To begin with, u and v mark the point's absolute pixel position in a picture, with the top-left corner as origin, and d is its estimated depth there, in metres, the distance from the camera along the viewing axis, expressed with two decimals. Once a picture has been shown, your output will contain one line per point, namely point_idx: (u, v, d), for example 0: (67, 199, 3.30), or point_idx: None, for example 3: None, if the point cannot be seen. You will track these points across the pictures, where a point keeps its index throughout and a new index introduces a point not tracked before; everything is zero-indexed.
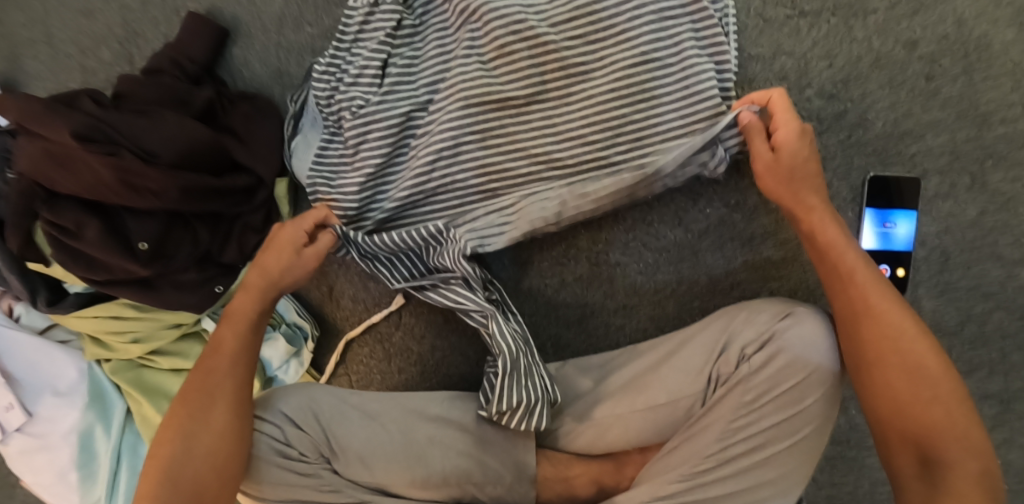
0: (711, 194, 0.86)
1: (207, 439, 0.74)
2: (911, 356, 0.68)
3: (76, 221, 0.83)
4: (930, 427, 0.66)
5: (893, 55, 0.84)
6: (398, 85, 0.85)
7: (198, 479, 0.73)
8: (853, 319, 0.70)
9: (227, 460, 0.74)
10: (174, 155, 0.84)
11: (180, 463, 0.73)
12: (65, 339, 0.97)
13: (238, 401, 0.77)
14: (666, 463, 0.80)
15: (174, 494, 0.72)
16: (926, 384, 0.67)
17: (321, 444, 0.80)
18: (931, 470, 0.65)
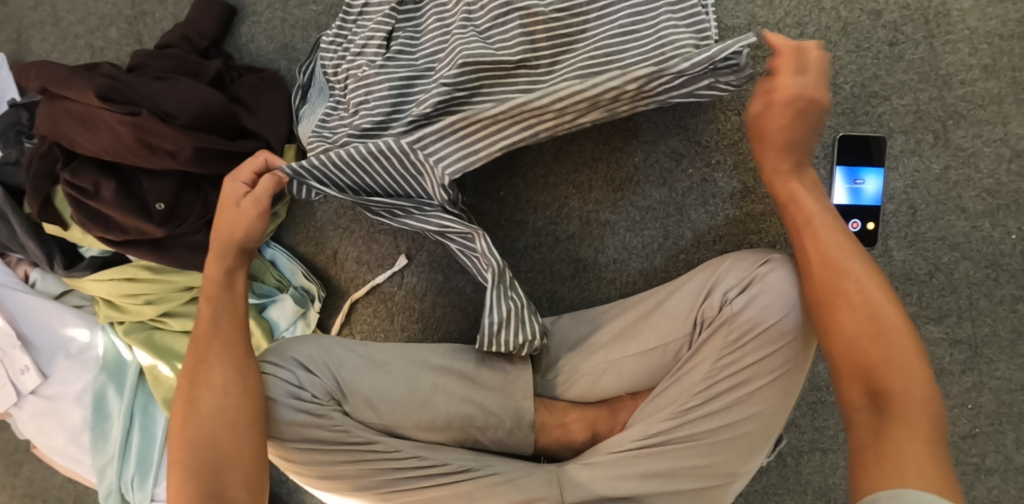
0: (694, 153, 0.92)
1: (212, 400, 0.78)
2: (861, 293, 0.69)
3: (95, 182, 0.88)
4: (877, 360, 0.66)
5: (859, 22, 0.91)
6: (399, 54, 0.92)
7: (214, 439, 0.76)
8: (813, 270, 0.71)
9: (236, 416, 0.77)
10: (189, 117, 0.88)
11: (191, 428, 0.77)
12: (79, 303, 1.00)
13: (231, 358, 0.80)
14: (658, 405, 0.84)
15: (196, 455, 0.76)
16: (884, 327, 0.67)
17: (330, 387, 0.84)
18: (878, 402, 0.65)
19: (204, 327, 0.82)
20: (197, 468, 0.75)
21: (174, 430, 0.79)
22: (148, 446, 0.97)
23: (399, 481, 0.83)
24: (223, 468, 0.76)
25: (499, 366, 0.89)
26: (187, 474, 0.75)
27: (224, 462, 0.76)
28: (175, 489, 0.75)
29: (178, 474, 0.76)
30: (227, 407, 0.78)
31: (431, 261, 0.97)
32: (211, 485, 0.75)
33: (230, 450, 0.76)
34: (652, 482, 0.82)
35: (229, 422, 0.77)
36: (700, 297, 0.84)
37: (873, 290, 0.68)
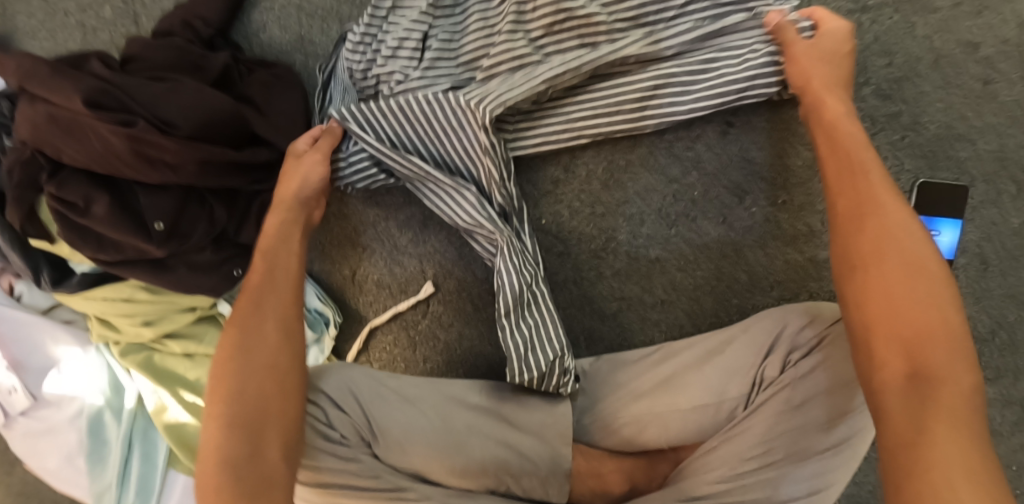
0: (758, 190, 0.84)
1: (255, 356, 0.68)
2: (909, 254, 0.60)
3: (84, 197, 0.76)
4: (920, 335, 0.57)
5: (951, 55, 0.82)
6: (438, 62, 0.82)
7: (259, 397, 0.67)
8: (857, 211, 0.64)
9: (283, 373, 0.68)
10: (193, 125, 0.76)
11: (237, 375, 0.68)
12: (68, 318, 0.91)
13: (280, 308, 0.72)
14: (706, 464, 0.79)
15: (233, 418, 0.66)
16: (924, 279, 0.59)
17: (361, 427, 0.80)
18: (919, 384, 0.56)
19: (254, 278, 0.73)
20: (235, 429, 0.65)
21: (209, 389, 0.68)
22: (149, 473, 0.91)
23: None
24: (261, 433, 0.65)
25: (540, 406, 0.83)
26: (229, 426, 0.65)
27: (263, 428, 0.66)
28: (207, 454, 0.65)
29: (216, 427, 0.66)
30: (275, 368, 0.68)
31: (461, 290, 0.88)
32: (248, 441, 0.65)
33: (273, 401, 0.67)
34: None
35: (272, 375, 0.68)
36: (761, 352, 0.80)
37: (915, 264, 0.60)
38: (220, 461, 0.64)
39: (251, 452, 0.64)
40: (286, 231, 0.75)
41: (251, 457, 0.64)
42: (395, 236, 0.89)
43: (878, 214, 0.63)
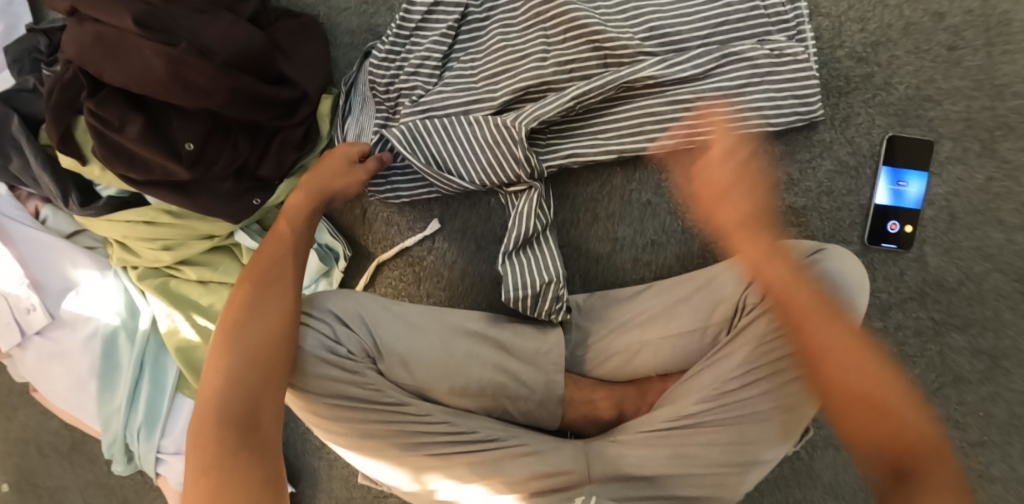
0: (743, 140, 0.90)
1: (259, 324, 0.74)
2: (865, 366, 0.71)
3: (120, 116, 0.82)
4: (878, 402, 0.69)
5: (920, 23, 0.90)
6: (455, 78, 0.90)
7: (261, 365, 0.72)
8: (798, 323, 0.74)
9: (286, 344, 0.74)
10: (228, 55, 0.82)
11: (245, 339, 0.73)
12: (90, 245, 0.96)
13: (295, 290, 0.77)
14: (691, 387, 0.84)
15: (237, 378, 0.72)
16: (888, 396, 0.70)
17: (366, 344, 0.81)
18: (906, 480, 0.66)
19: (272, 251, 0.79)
20: (237, 390, 0.71)
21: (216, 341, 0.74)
22: (157, 397, 0.94)
23: (425, 445, 0.81)
24: (261, 398, 0.72)
25: (532, 333, 0.88)
26: (230, 387, 0.71)
27: (263, 394, 0.72)
28: (207, 404, 0.72)
29: (216, 384, 0.72)
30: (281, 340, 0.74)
31: (464, 228, 0.94)
32: (249, 406, 0.71)
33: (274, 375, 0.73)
34: (681, 463, 0.82)
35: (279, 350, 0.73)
36: (744, 281, 0.84)
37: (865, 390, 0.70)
38: (218, 416, 0.71)
39: (247, 413, 0.71)
40: (305, 218, 0.81)
41: (247, 422, 0.71)
42: None
43: (822, 315, 0.74)
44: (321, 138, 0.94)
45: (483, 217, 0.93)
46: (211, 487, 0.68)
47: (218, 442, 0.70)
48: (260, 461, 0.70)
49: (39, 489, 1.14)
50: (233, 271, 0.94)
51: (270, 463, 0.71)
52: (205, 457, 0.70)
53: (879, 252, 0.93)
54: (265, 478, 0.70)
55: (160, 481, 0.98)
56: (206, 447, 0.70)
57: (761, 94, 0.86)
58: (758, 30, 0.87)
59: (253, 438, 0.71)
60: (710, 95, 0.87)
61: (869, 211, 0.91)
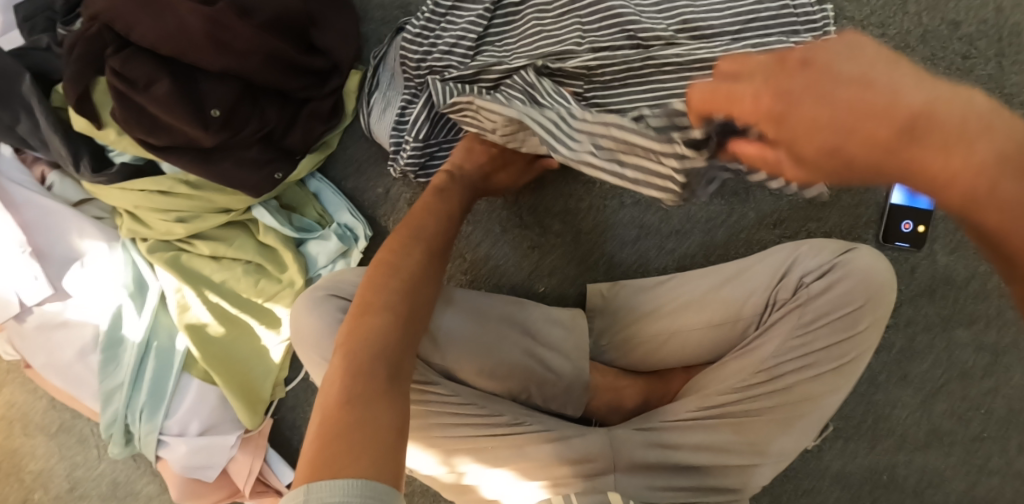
0: None
1: (412, 274, 0.72)
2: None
3: (147, 76, 0.79)
4: None
5: (937, 30, 0.93)
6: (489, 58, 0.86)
7: (410, 315, 0.70)
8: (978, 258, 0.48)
9: (428, 301, 0.72)
10: (266, 18, 0.81)
11: (409, 289, 0.71)
12: (97, 216, 0.92)
13: (440, 252, 0.76)
14: (716, 376, 0.85)
15: (390, 322, 0.68)
16: None
17: None
18: None
19: (434, 204, 0.79)
20: (390, 332, 0.68)
21: (370, 283, 0.71)
22: (163, 375, 0.91)
23: (451, 426, 0.78)
24: (408, 345, 0.68)
25: (560, 320, 0.88)
26: (391, 324, 0.68)
27: (410, 343, 0.69)
28: (355, 340, 0.67)
29: (376, 313, 0.68)
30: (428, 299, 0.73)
31: (491, 211, 0.94)
32: (399, 349, 0.67)
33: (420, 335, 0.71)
34: (705, 454, 0.81)
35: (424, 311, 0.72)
36: (775, 279, 0.86)
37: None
38: (372, 345, 0.66)
39: (394, 352, 0.67)
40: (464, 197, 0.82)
41: (399, 365, 0.66)
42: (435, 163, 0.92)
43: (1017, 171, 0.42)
44: (347, 115, 0.93)
45: (513, 199, 0.93)
46: (356, 410, 0.61)
47: (366, 373, 0.64)
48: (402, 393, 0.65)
49: (22, 473, 1.10)
50: (250, 249, 0.91)
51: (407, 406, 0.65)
52: (349, 386, 0.63)
53: (889, 250, 0.95)
54: (402, 416, 0.63)
55: (158, 464, 0.94)
56: (351, 374, 0.64)
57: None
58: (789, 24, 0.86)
59: (399, 384, 0.65)
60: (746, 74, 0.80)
61: (884, 210, 0.93)
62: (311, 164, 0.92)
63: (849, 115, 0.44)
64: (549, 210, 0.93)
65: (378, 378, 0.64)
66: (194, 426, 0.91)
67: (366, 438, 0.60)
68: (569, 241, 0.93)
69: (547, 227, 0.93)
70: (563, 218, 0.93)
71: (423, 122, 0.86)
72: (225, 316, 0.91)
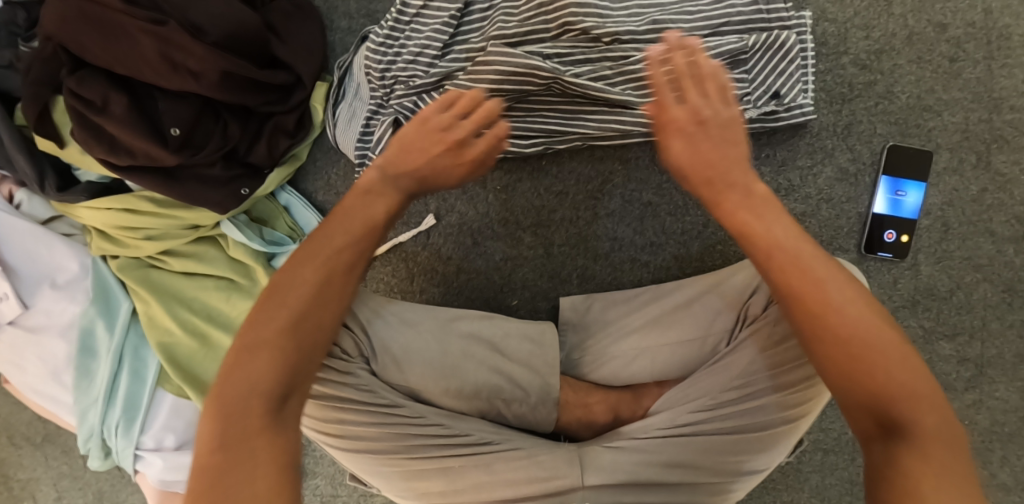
0: (745, 144, 0.90)
1: (302, 305, 0.62)
2: (869, 329, 0.57)
3: (103, 96, 0.79)
4: (882, 392, 0.56)
5: (923, 33, 0.90)
6: (455, 63, 0.87)
7: (304, 345, 0.61)
8: (801, 305, 0.58)
9: (324, 332, 0.63)
10: (220, 36, 0.80)
11: (302, 315, 0.62)
12: (67, 232, 0.92)
13: (341, 273, 0.63)
14: (686, 394, 0.83)
15: (276, 360, 0.60)
16: (868, 347, 0.57)
17: (360, 343, 0.79)
18: (891, 432, 0.55)
19: (351, 212, 0.65)
20: (274, 369, 0.60)
21: (256, 307, 0.62)
22: (137, 392, 0.90)
23: (418, 449, 0.76)
24: (296, 381, 0.61)
25: (530, 334, 0.86)
26: (278, 359, 0.60)
27: (297, 377, 0.61)
28: (229, 377, 0.59)
29: (262, 344, 0.60)
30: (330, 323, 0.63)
31: (461, 224, 0.92)
32: (286, 386, 0.60)
33: (313, 367, 0.63)
34: (673, 471, 0.78)
35: (324, 336, 0.63)
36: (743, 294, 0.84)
37: (859, 307, 0.58)
38: (255, 385, 0.59)
39: (280, 392, 0.60)
40: (393, 203, 0.66)
41: (281, 407, 0.59)
42: None
43: (797, 262, 0.59)
44: (315, 126, 0.92)
45: (485, 212, 0.92)
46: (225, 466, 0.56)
47: (246, 422, 0.58)
48: (286, 439, 0.59)
49: (11, 480, 1.13)
50: (220, 263, 0.91)
51: (298, 444, 0.60)
52: (226, 431, 0.58)
53: (874, 260, 0.92)
54: (293, 464, 0.59)
55: (137, 478, 0.94)
56: (229, 419, 0.58)
57: (765, 71, 0.86)
58: (762, 31, 0.86)
59: (281, 429, 0.59)
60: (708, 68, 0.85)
61: (866, 220, 0.91)
62: (279, 179, 0.91)
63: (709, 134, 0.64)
64: (520, 222, 0.92)
65: (261, 425, 0.58)
66: (170, 441, 0.91)
67: (247, 492, 0.56)
68: (541, 254, 0.92)
69: (518, 239, 0.92)
70: (535, 230, 0.92)
71: (388, 141, 0.86)
72: (195, 332, 0.90)
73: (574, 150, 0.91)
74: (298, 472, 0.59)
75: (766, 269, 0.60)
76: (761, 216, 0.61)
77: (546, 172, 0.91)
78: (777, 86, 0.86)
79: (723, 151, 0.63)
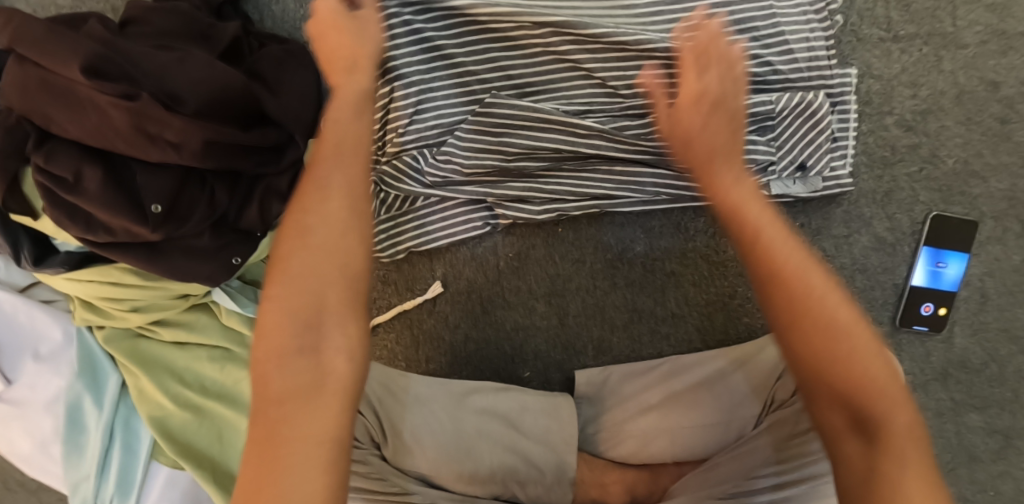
0: (778, 213, 0.85)
1: (304, 265, 0.54)
2: (830, 312, 0.50)
3: (74, 170, 0.71)
4: (862, 380, 0.50)
5: (974, 92, 0.83)
6: (454, 117, 0.79)
7: (322, 292, 0.53)
8: (769, 283, 0.52)
9: (347, 270, 0.54)
10: (202, 102, 0.72)
11: (308, 269, 0.54)
12: (47, 298, 0.87)
13: (344, 207, 0.56)
14: (708, 479, 0.76)
15: (290, 280, 0.53)
16: (842, 328, 0.50)
17: (373, 428, 0.74)
18: (864, 428, 0.49)
19: (330, 137, 0.59)
20: (289, 339, 0.52)
21: (271, 265, 0.55)
22: (129, 466, 0.85)
23: None
24: (323, 311, 0.53)
25: (545, 408, 0.81)
26: (288, 325, 0.53)
27: (325, 316, 0.53)
28: (258, 364, 0.53)
29: (274, 312, 0.53)
30: (339, 226, 0.55)
31: (471, 292, 0.87)
32: (309, 351, 0.52)
33: (342, 314, 0.54)
34: None
35: (341, 270, 0.54)
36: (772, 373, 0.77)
37: (835, 290, 0.51)
38: (277, 363, 0.52)
39: (309, 351, 0.52)
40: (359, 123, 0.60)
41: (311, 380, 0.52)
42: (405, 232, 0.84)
43: (785, 282, 0.51)
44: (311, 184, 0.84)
45: (496, 279, 0.86)
46: (265, 464, 0.49)
47: (283, 410, 0.51)
48: (323, 409, 0.51)
49: None
50: (213, 332, 0.86)
51: (351, 403, 0.52)
52: (258, 432, 0.51)
53: (907, 334, 0.88)
54: (344, 420, 0.52)
55: None
56: (264, 408, 0.51)
57: (795, 139, 0.80)
58: (801, 90, 0.80)
59: (314, 402, 0.51)
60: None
61: (902, 291, 0.86)
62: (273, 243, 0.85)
63: (707, 136, 0.58)
64: (535, 290, 0.86)
65: (295, 395, 0.51)
66: None
67: (297, 477, 0.49)
68: (555, 324, 0.87)
69: (532, 308, 0.86)
70: (550, 299, 0.86)
71: None
72: (189, 405, 0.85)
73: (591, 214, 0.84)
74: (344, 447, 0.51)
75: (755, 276, 0.52)
76: (763, 212, 0.54)
77: (562, 236, 0.85)
78: (805, 156, 0.81)
79: (725, 141, 0.59)
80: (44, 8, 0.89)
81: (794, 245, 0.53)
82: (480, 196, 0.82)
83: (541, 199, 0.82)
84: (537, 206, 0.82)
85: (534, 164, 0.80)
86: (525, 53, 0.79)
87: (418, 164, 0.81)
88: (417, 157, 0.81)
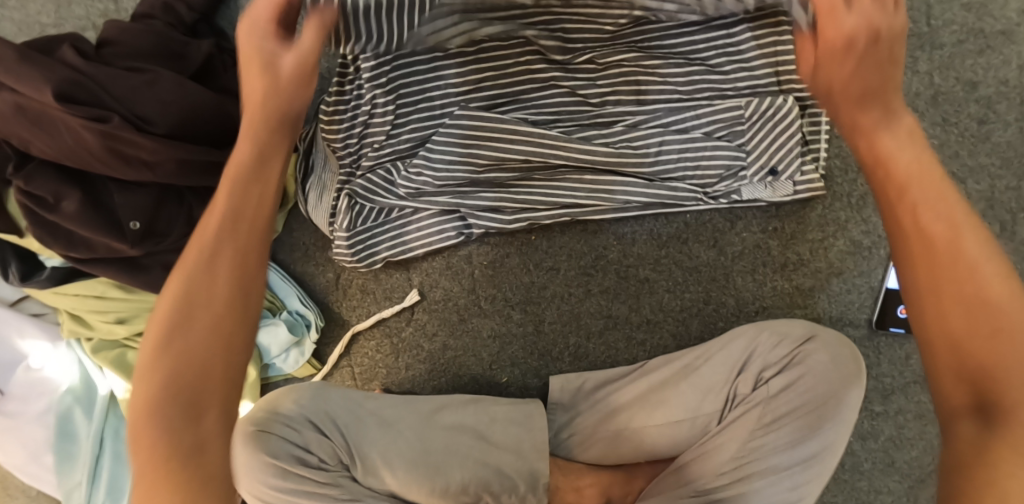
0: (751, 216, 0.84)
1: (190, 330, 0.47)
2: (979, 281, 0.43)
3: (53, 191, 0.73)
4: (996, 336, 0.43)
5: (951, 93, 0.82)
6: (423, 125, 0.80)
7: (202, 368, 0.47)
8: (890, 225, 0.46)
9: (230, 347, 0.48)
10: (170, 123, 0.74)
11: (187, 333, 0.47)
12: (37, 311, 0.89)
13: (231, 261, 0.48)
14: (681, 477, 0.79)
15: (174, 359, 0.47)
16: (1000, 316, 0.43)
17: (340, 451, 0.77)
18: (990, 413, 0.43)
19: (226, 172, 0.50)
20: (169, 424, 0.46)
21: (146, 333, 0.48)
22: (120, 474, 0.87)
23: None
24: (201, 399, 0.47)
25: (517, 418, 0.82)
26: (165, 405, 0.46)
27: (206, 398, 0.47)
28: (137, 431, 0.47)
29: (153, 380, 0.47)
30: (217, 311, 0.48)
31: (446, 300, 0.88)
32: (190, 435, 0.46)
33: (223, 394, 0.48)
34: None
35: (216, 351, 0.47)
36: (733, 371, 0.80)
37: (993, 270, 0.44)
38: (152, 450, 0.46)
39: (192, 453, 0.46)
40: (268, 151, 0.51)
41: (191, 472, 0.46)
42: (379, 245, 0.85)
43: (900, 180, 0.45)
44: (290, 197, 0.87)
45: (472, 286, 0.88)
46: None
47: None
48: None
49: None
50: None
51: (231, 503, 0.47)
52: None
53: (886, 336, 0.85)
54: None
55: None
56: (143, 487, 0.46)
57: (763, 144, 0.79)
58: (771, 96, 0.79)
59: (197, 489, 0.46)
60: (700, 136, 0.80)
61: (879, 294, 0.84)
62: None
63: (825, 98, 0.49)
64: (509, 299, 0.87)
65: (173, 499, 0.46)
66: None
67: None
68: (530, 332, 0.88)
69: (508, 316, 0.88)
70: (524, 307, 0.87)
71: (344, 212, 0.83)
72: None
73: (564, 221, 0.85)
74: None
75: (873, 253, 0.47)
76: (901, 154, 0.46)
77: (533, 243, 0.86)
78: (774, 161, 0.80)
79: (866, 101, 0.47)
80: (29, 28, 0.92)
81: (990, 248, 0.44)
82: (450, 205, 0.83)
83: (511, 207, 0.83)
84: (507, 215, 0.83)
85: (501, 174, 0.81)
86: (496, 56, 0.78)
87: (391, 177, 0.81)
88: (386, 168, 0.82)
